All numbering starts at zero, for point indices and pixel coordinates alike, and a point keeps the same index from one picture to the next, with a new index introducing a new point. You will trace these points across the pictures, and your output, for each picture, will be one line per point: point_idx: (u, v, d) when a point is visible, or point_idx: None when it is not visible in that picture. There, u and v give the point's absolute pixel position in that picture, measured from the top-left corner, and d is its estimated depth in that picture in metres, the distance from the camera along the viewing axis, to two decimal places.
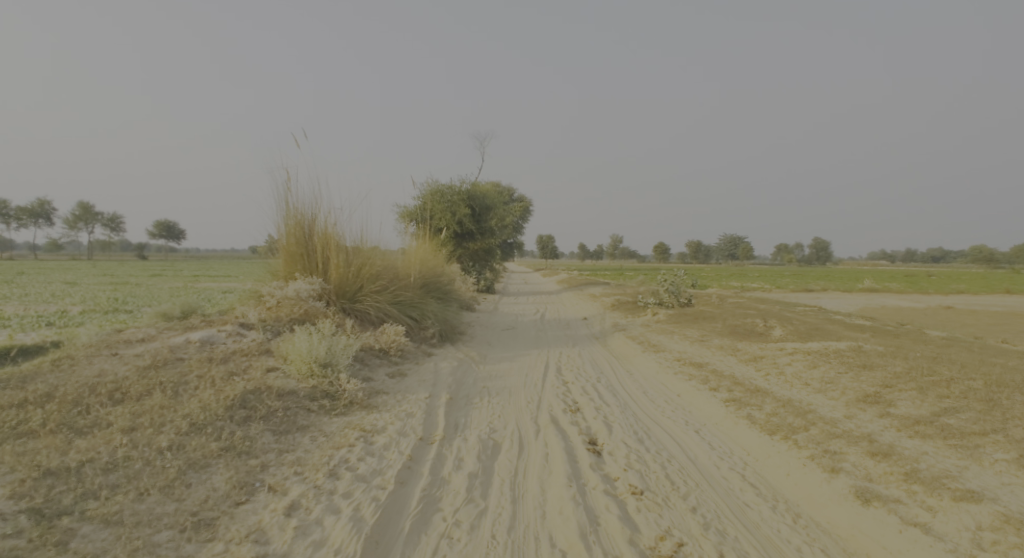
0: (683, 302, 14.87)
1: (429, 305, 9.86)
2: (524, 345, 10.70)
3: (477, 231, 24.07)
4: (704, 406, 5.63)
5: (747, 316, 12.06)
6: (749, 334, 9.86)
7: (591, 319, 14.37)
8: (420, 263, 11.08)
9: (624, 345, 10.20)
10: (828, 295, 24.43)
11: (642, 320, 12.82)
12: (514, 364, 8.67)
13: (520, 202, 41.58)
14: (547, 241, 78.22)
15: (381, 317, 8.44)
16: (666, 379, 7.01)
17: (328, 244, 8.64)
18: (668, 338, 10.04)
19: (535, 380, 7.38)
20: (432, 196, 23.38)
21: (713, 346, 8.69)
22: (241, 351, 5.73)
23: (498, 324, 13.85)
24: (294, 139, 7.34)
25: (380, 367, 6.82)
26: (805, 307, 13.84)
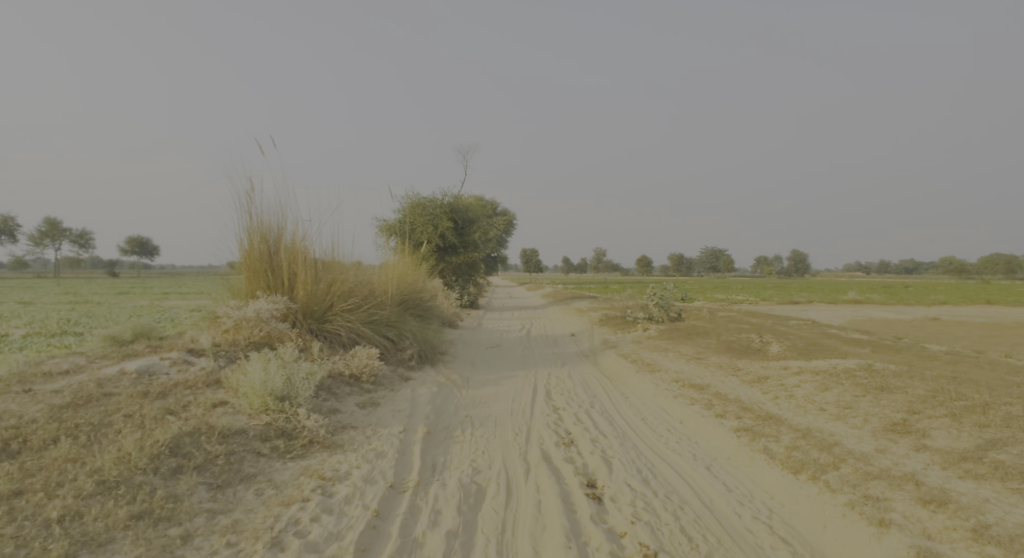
0: (673, 316, 14.40)
1: (407, 324, 9.18)
2: (509, 365, 10.06)
3: (460, 244, 23.44)
4: (713, 438, 5.04)
5: (742, 331, 11.58)
6: (747, 351, 9.36)
7: (579, 335, 13.79)
8: (398, 279, 10.41)
9: (616, 364, 9.60)
10: (815, 306, 24.19)
11: (632, 336, 12.28)
12: (499, 388, 8.01)
13: (504, 215, 41.09)
14: (530, 254, 77.74)
15: (353, 338, 7.76)
16: (666, 403, 6.43)
17: (295, 259, 7.97)
18: (662, 356, 9.48)
19: (523, 407, 6.73)
20: (413, 209, 22.73)
21: (711, 366, 8.15)
22: (185, 383, 5.03)
23: (482, 342, 13.19)
24: (257, 145, 6.71)
25: (349, 396, 6.12)
26: (799, 321, 13.43)
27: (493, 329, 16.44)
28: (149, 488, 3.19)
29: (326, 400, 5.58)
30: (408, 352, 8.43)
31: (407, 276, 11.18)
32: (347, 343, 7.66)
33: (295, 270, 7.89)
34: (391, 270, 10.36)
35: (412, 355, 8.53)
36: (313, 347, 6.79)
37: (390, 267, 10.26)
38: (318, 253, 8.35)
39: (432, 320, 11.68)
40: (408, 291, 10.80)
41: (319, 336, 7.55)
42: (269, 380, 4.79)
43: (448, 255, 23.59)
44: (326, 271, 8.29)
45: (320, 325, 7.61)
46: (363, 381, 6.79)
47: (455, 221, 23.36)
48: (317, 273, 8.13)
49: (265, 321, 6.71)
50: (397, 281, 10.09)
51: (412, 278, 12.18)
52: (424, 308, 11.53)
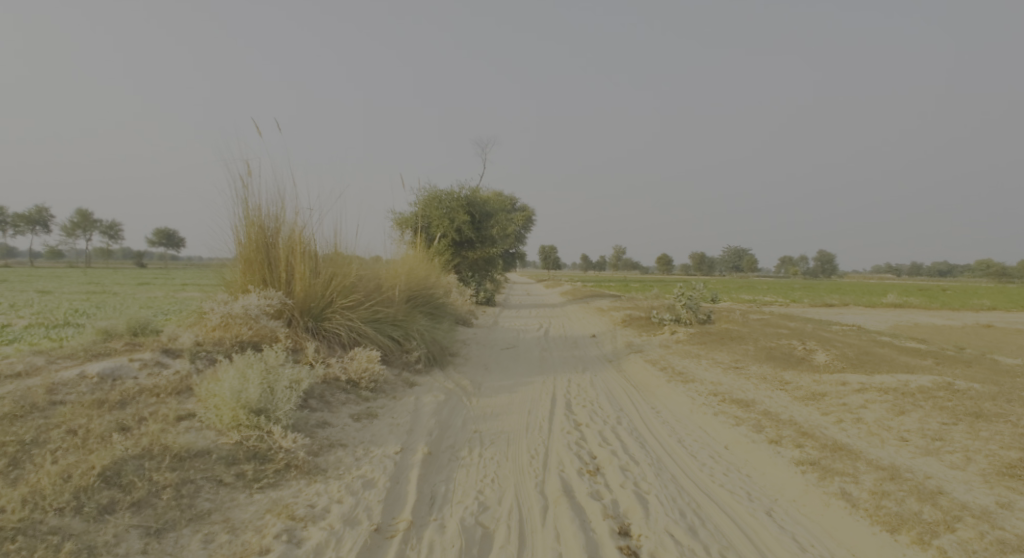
0: (702, 319, 13.49)
1: (415, 323, 8.45)
2: (526, 369, 9.28)
3: (477, 240, 22.75)
4: (769, 472, 4.18)
5: (781, 337, 10.61)
6: (790, 361, 8.43)
7: (601, 337, 12.93)
8: (408, 275, 9.68)
9: (643, 371, 8.73)
10: (850, 310, 22.93)
11: (659, 340, 11.39)
12: (514, 396, 7.22)
13: (523, 211, 40.29)
14: (550, 253, 76.58)
15: (354, 339, 7.06)
16: (706, 424, 5.57)
17: (294, 251, 7.29)
18: (694, 364, 8.58)
19: (540, 422, 5.92)
20: (430, 202, 22.10)
21: (753, 377, 7.23)
22: (150, 389, 4.32)
23: (498, 342, 12.43)
24: (255, 126, 6.09)
25: (343, 407, 5.39)
26: (841, 326, 12.40)
27: (509, 328, 15.66)
28: (55, 540, 2.55)
29: (315, 412, 4.87)
30: (414, 355, 7.69)
31: (418, 271, 10.44)
32: (348, 344, 6.96)
33: (294, 263, 7.20)
34: (400, 264, 9.64)
35: (419, 358, 7.80)
36: (308, 349, 6.11)
37: (399, 262, 9.52)
38: (320, 245, 7.66)
39: (444, 318, 10.95)
40: (419, 287, 10.06)
41: (317, 335, 6.86)
42: (243, 389, 4.07)
43: (465, 250, 22.91)
44: (328, 264, 7.59)
45: (318, 324, 6.92)
46: (362, 389, 6.09)
47: (472, 215, 22.69)
48: (318, 266, 7.44)
49: (254, 319, 6.02)
50: (406, 276, 9.36)
51: (424, 274, 11.46)
52: (436, 306, 10.79)
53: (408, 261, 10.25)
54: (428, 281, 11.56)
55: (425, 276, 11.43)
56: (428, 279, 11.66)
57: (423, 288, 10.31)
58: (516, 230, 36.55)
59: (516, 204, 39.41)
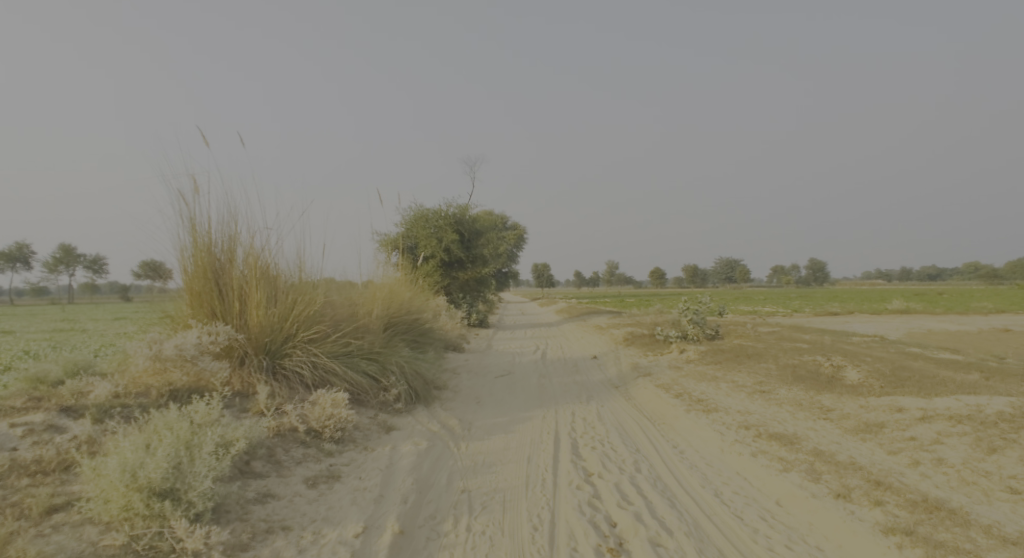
0: (710, 334, 12.63)
1: (395, 354, 7.39)
2: (523, 400, 8.23)
3: (467, 259, 21.80)
4: (849, 545, 3.18)
5: (802, 352, 9.65)
6: (820, 381, 7.46)
7: (603, 359, 11.91)
8: (388, 298, 8.61)
9: (655, 398, 7.70)
10: (858, 319, 22.04)
11: (667, 360, 10.38)
12: (509, 436, 6.17)
13: (514, 230, 39.54)
14: (541, 270, 75.54)
15: (320, 377, 6.02)
16: (746, 470, 4.54)
17: (249, 277, 6.26)
18: (712, 388, 7.56)
19: (542, 473, 4.86)
20: (417, 222, 21.19)
21: (786, 404, 6.22)
22: (28, 466, 3.26)
23: (491, 369, 11.34)
24: (204, 137, 5.35)
25: (297, 468, 4.33)
26: (862, 337, 11.48)
27: (503, 352, 14.59)
28: None
29: (252, 483, 3.80)
30: (393, 392, 6.62)
31: (400, 293, 9.38)
32: (313, 384, 5.92)
33: (251, 290, 6.17)
34: (381, 287, 8.60)
35: (400, 397, 6.74)
36: (259, 395, 5.06)
37: (378, 283, 8.46)
38: (281, 268, 6.62)
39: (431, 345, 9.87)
40: (400, 313, 9.00)
41: (275, 376, 5.83)
42: (144, 462, 3.04)
43: (454, 270, 21.95)
44: (291, 290, 6.55)
45: (276, 363, 5.89)
46: (326, 442, 5.02)
47: (460, 234, 21.77)
48: (279, 292, 6.40)
49: (190, 361, 4.91)
50: (386, 299, 8.29)
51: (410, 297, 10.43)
52: (422, 331, 9.72)
53: (387, 282, 9.19)
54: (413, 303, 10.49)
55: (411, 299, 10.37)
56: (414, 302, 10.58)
57: (406, 312, 9.26)
58: (507, 248, 35.68)
59: (507, 222, 38.63)
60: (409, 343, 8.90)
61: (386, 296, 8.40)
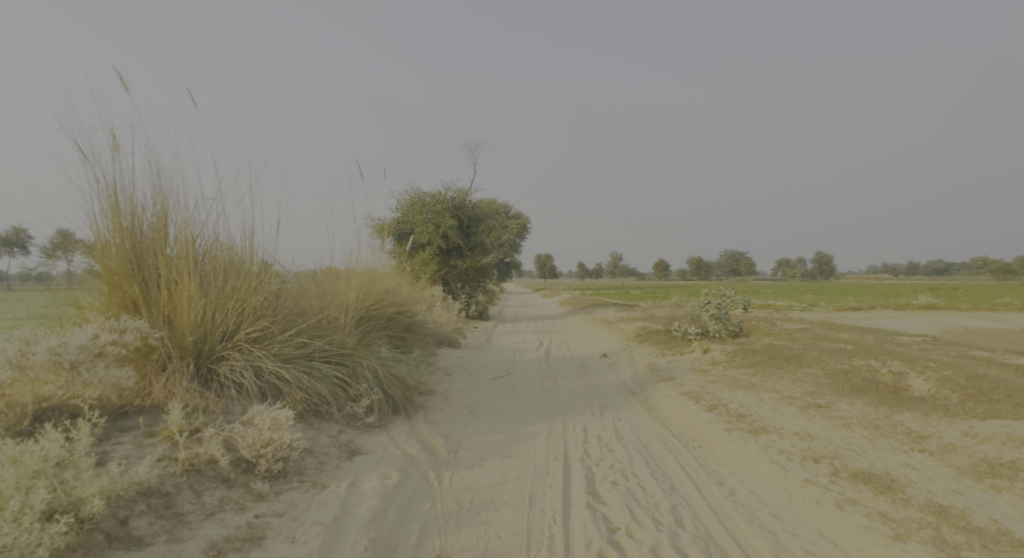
0: (733, 331, 11.48)
1: (368, 355, 6.14)
2: (524, 410, 6.95)
3: (465, 247, 20.43)
4: None
5: (847, 354, 8.33)
6: (884, 392, 6.14)
7: (615, 359, 10.59)
8: (364, 287, 7.31)
9: (682, 411, 6.40)
10: (884, 314, 20.62)
11: (690, 362, 9.06)
12: (507, 462, 4.91)
13: (518, 219, 38.08)
14: (545, 261, 74.47)
15: (263, 390, 4.77)
16: (837, 532, 3.25)
17: (178, 260, 4.97)
18: (753, 400, 6.25)
19: (548, 526, 3.60)
20: (413, 207, 19.87)
21: (855, 426, 4.91)
22: None
23: (488, 369, 10.04)
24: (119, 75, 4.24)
25: (204, 527, 3.07)
26: (909, 337, 10.14)
27: (504, 348, 13.30)
28: None
29: None
30: (362, 404, 5.37)
31: (381, 281, 8.06)
32: (256, 396, 4.69)
33: (182, 273, 4.83)
34: (357, 273, 7.29)
35: (371, 409, 5.51)
36: (172, 413, 3.80)
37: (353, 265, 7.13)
38: (226, 244, 5.29)
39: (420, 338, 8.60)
40: (379, 303, 7.69)
41: (208, 385, 4.58)
42: None
43: (453, 259, 20.62)
44: (239, 272, 5.22)
45: (209, 369, 4.65)
46: (260, 478, 3.77)
47: (459, 220, 20.40)
48: (222, 274, 5.07)
49: (70, 370, 3.64)
50: (361, 287, 7.00)
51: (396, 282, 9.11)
52: (408, 324, 8.43)
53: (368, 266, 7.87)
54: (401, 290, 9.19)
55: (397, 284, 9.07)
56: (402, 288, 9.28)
57: (387, 303, 7.97)
58: (510, 238, 34.26)
59: (510, 210, 37.14)
60: (390, 339, 7.62)
61: (361, 283, 7.10)
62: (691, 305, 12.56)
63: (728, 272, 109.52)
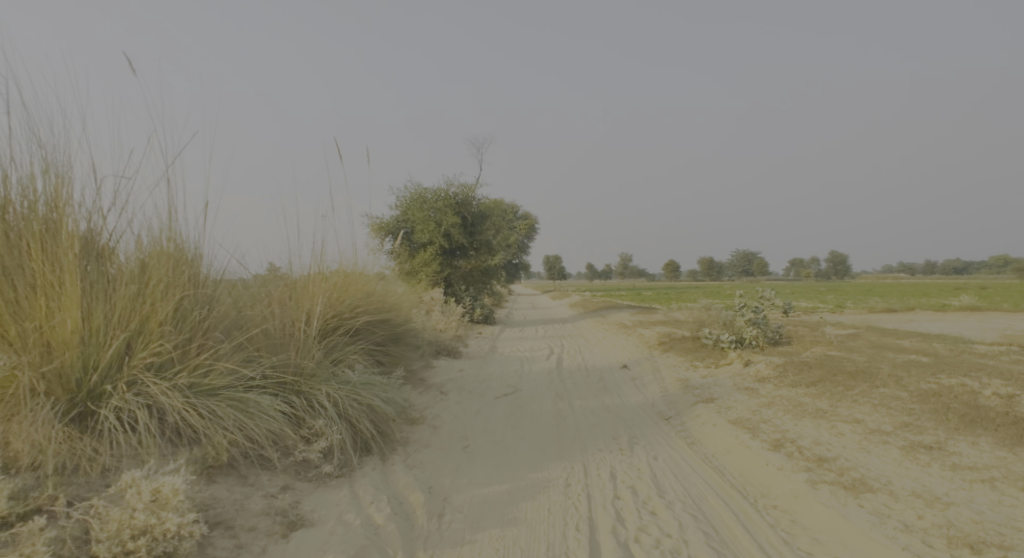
0: (771, 338, 10.10)
1: (330, 378, 4.79)
2: (533, 444, 5.55)
3: (470, 246, 19.10)
4: None
5: (926, 368, 6.88)
6: (1005, 424, 4.69)
7: (638, 373, 9.15)
8: (332, 291, 5.94)
9: (736, 448, 4.97)
10: (924, 317, 19.03)
11: (730, 379, 7.60)
12: (509, 535, 3.52)
13: (526, 219, 36.67)
14: (554, 262, 73.18)
15: (165, 441, 3.44)
16: None
17: (60, 252, 3.45)
18: (830, 435, 4.82)
19: None
20: (414, 204, 18.59)
21: (1002, 486, 3.52)
22: None
23: (491, 384, 8.68)
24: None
25: None
26: (987, 345, 8.64)
27: (510, 357, 11.93)
28: None
29: None
30: (316, 448, 4.02)
31: (358, 282, 6.69)
32: (157, 446, 3.35)
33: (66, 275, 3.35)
34: (325, 272, 5.93)
35: (330, 453, 4.15)
36: None
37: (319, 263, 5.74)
38: (131, 234, 3.93)
39: (409, 350, 7.21)
40: (352, 309, 6.29)
41: (86, 431, 3.24)
42: None
43: (456, 260, 19.27)
44: (148, 272, 3.85)
45: (91, 408, 3.31)
46: None
47: (463, 218, 19.04)
48: (122, 277, 3.70)
49: None
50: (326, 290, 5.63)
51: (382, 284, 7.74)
52: (393, 334, 7.05)
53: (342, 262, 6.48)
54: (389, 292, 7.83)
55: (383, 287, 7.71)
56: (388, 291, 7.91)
57: (364, 309, 6.59)
58: (518, 238, 32.80)
59: (518, 210, 35.83)
60: (368, 355, 6.28)
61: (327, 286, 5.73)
62: (722, 309, 11.10)
63: (741, 273, 107.37)
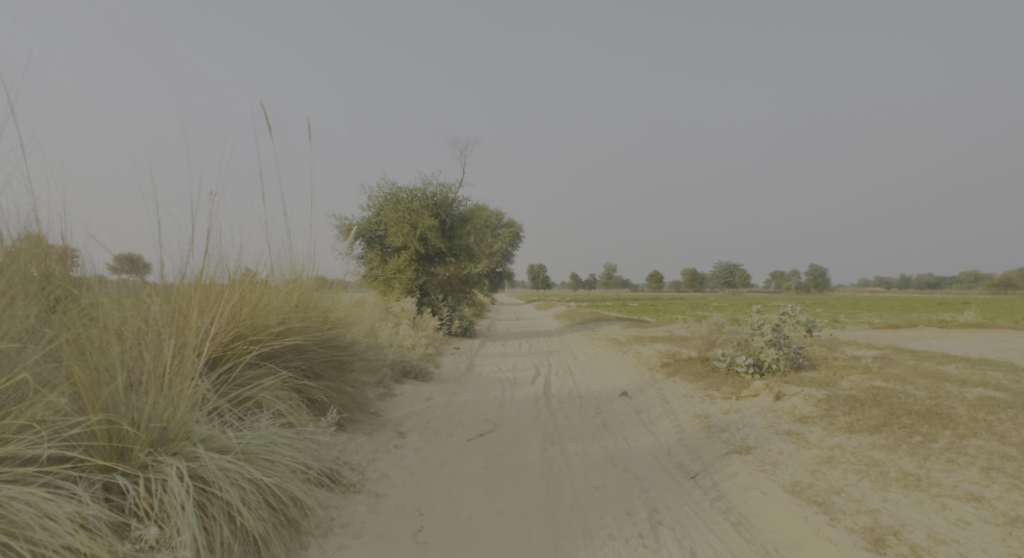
0: (793, 362, 8.68)
1: (205, 444, 3.30)
2: (515, 526, 3.97)
3: (448, 251, 17.51)
4: None
5: (1010, 408, 5.47)
6: None
7: (643, 407, 7.63)
8: (233, 306, 4.47)
9: (812, 540, 3.43)
10: (933, 334, 17.85)
11: (760, 419, 6.13)
12: None
13: (511, 227, 35.20)
14: (539, 271, 71.83)
15: None
16: None
17: None
18: (951, 526, 3.31)
19: None
20: (388, 204, 16.97)
21: None
22: None
23: (464, 419, 7.09)
24: None
25: None
26: None
27: (490, 379, 10.35)
28: None
29: None
30: None
31: (276, 296, 5.21)
32: None
33: None
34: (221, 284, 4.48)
35: None
36: None
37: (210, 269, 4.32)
38: None
39: (353, 381, 5.73)
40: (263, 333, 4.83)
41: None
42: None
43: (434, 267, 17.67)
44: None
45: None
46: None
47: (442, 221, 17.46)
48: None
49: None
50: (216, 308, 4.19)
51: (323, 295, 6.27)
52: (329, 364, 5.47)
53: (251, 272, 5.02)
54: (334, 307, 6.36)
55: (324, 300, 6.23)
56: (335, 305, 6.46)
57: (285, 330, 5.12)
58: (502, 245, 31.21)
59: (503, 217, 34.39)
60: (289, 399, 4.67)
61: (223, 303, 4.27)
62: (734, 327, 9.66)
63: (725, 284, 107.31)
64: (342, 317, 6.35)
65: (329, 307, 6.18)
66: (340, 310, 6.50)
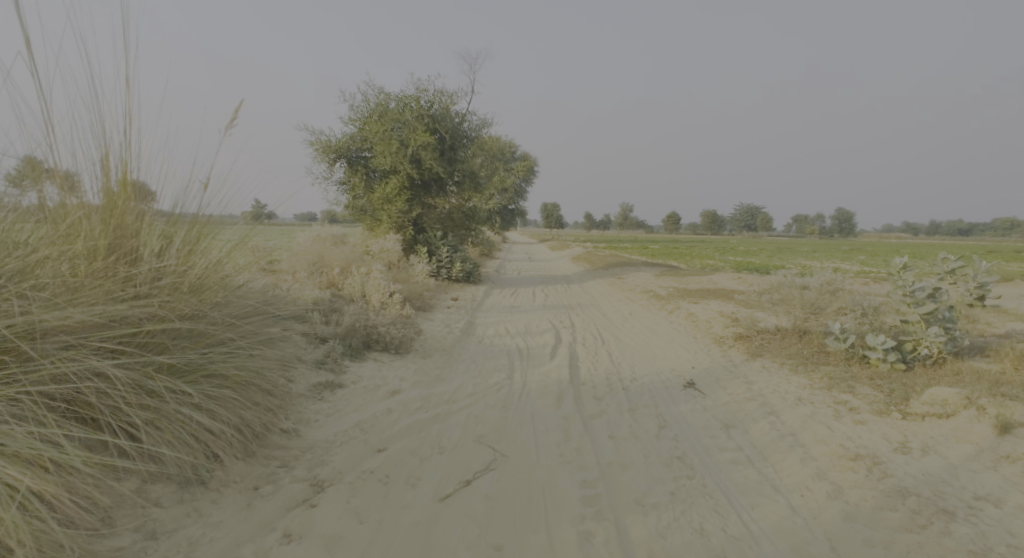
0: (955, 348, 5.62)
1: None
2: None
3: (449, 178, 14.31)
4: None
5: None
6: None
7: (733, 423, 4.70)
8: None
9: None
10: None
11: (1004, 486, 3.19)
12: None
13: (525, 160, 31.67)
14: (552, 210, 68.39)
15: None
16: None
17: None
18: None
19: None
20: (374, 116, 13.63)
21: None
22: None
23: (443, 441, 4.28)
24: None
25: None
26: None
27: (494, 349, 7.51)
28: None
29: None
30: None
31: None
32: None
33: None
34: None
35: None
36: None
37: None
38: None
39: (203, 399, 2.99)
40: None
41: None
42: None
43: (431, 196, 14.50)
44: None
45: None
46: None
47: (441, 139, 14.06)
48: None
49: None
50: None
51: (184, 225, 3.33)
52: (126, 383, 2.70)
53: None
54: (215, 243, 3.44)
55: (187, 234, 3.29)
56: (226, 238, 3.53)
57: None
58: (514, 178, 27.70)
59: (516, 149, 30.86)
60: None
61: None
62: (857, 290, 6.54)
63: (746, 228, 102.88)
64: (224, 266, 3.43)
65: (185, 248, 3.24)
66: (237, 245, 3.56)
